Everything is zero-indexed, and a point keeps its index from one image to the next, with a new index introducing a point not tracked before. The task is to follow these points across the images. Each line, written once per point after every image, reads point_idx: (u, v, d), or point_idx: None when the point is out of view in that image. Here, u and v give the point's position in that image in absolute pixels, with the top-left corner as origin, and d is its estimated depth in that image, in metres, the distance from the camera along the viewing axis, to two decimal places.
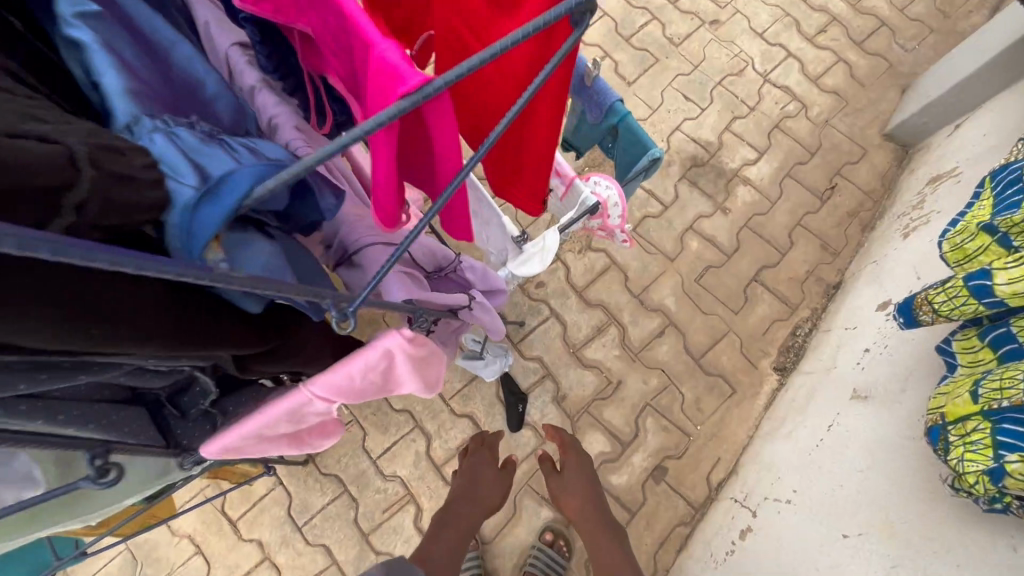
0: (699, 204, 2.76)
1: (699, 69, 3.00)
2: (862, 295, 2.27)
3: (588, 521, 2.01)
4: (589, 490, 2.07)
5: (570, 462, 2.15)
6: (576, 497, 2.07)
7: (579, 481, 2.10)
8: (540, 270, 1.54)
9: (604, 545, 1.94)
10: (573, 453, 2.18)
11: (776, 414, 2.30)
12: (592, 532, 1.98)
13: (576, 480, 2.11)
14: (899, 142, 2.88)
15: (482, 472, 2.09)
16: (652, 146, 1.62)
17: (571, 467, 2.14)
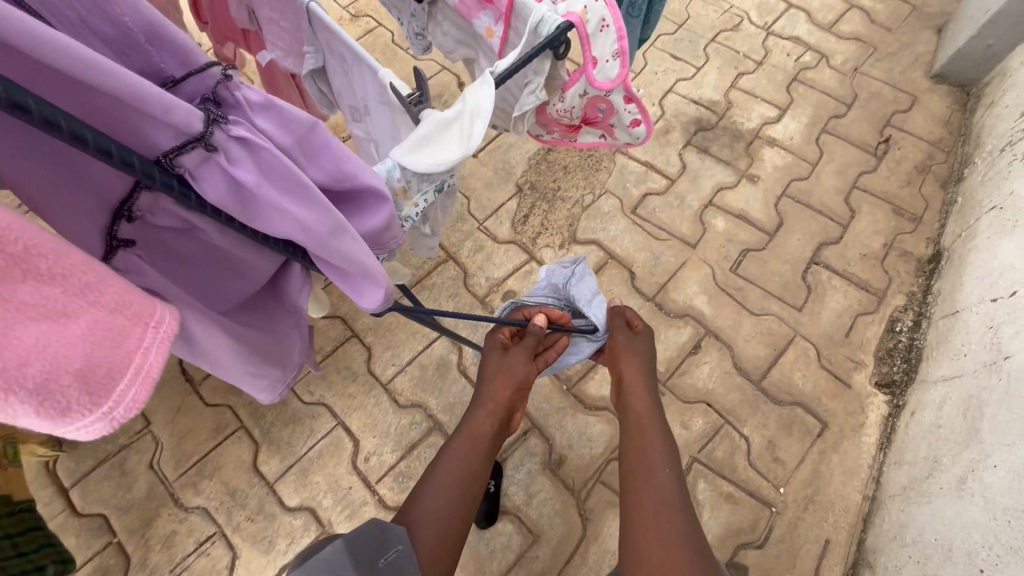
0: (716, 173, 2.03)
1: (684, 28, 2.40)
2: (1001, 251, 1.48)
3: (647, 470, 0.92)
4: (652, 426, 0.98)
5: (636, 373, 1.05)
6: (640, 423, 0.99)
7: (644, 406, 1.01)
8: (459, 157, 0.72)
9: (660, 507, 0.87)
10: (648, 361, 1.07)
11: (910, 454, 1.41)
12: (648, 484, 0.90)
13: (641, 402, 1.02)
14: (954, 82, 2.23)
15: (486, 368, 1.04)
16: None
17: (639, 380, 1.04)
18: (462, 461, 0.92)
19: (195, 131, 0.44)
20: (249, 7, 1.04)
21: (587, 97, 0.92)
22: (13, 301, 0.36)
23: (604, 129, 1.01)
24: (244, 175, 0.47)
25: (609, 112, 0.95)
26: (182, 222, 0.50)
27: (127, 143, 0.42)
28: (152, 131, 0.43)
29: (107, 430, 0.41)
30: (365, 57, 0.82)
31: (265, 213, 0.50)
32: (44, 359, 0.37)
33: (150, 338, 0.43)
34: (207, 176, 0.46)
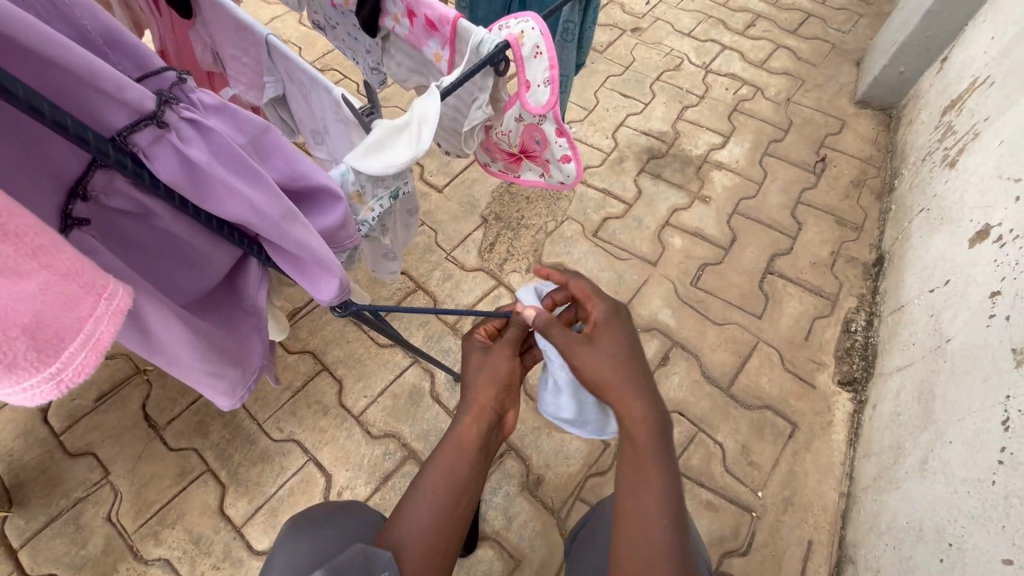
0: (670, 196, 2.14)
1: (631, 69, 2.60)
2: (933, 246, 1.59)
3: (640, 508, 0.75)
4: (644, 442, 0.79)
5: (622, 388, 0.82)
6: (633, 460, 0.79)
7: (639, 426, 0.80)
8: (408, 160, 0.77)
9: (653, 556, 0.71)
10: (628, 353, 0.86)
11: (876, 444, 1.44)
12: (635, 529, 0.74)
13: (634, 426, 0.80)
14: (877, 106, 2.45)
15: (472, 369, 0.97)
16: None
17: (624, 393, 0.81)
18: (447, 473, 0.85)
19: (149, 110, 0.49)
20: (214, 50, 1.11)
21: (522, 122, 0.99)
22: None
23: (542, 166, 1.07)
24: (195, 154, 0.51)
25: (544, 145, 1.01)
26: (136, 205, 0.54)
27: (83, 119, 0.46)
28: (108, 111, 0.47)
29: (55, 394, 0.42)
30: (318, 79, 0.89)
31: (219, 192, 0.54)
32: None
33: (100, 308, 0.44)
34: (159, 154, 0.50)
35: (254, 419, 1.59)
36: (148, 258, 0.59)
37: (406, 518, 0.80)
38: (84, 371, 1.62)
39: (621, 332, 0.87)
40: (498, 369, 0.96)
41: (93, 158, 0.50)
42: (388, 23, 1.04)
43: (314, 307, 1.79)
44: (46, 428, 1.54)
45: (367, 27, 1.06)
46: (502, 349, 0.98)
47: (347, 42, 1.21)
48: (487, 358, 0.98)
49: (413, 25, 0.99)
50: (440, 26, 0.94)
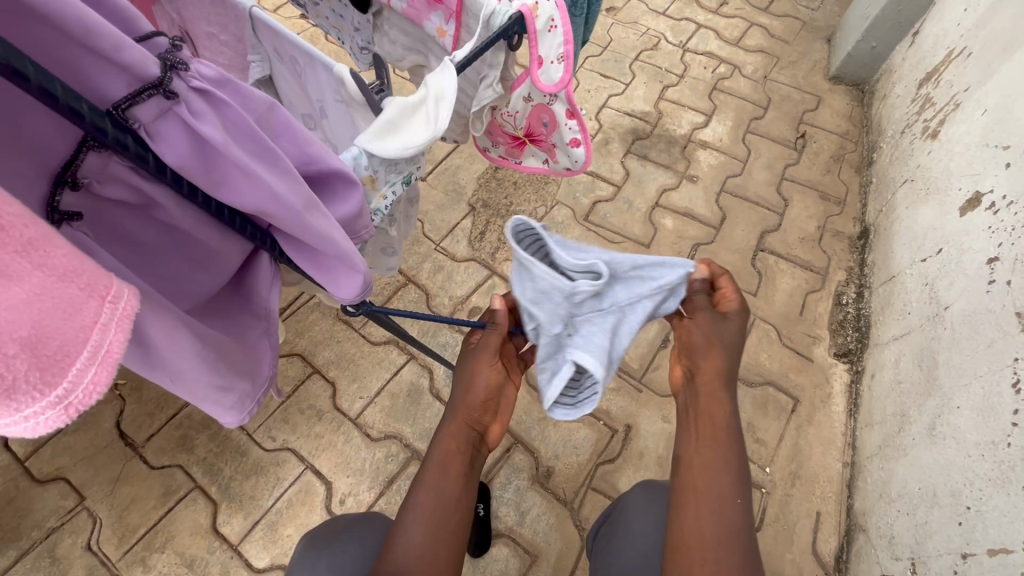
0: (658, 176, 2.12)
1: (609, 49, 2.55)
2: (921, 216, 1.62)
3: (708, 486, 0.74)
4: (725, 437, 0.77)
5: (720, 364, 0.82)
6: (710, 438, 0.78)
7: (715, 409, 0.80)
8: (426, 140, 0.70)
9: (714, 529, 0.71)
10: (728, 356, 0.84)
11: (878, 413, 1.47)
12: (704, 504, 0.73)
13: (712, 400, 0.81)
14: (850, 82, 2.48)
15: (460, 378, 0.89)
16: None
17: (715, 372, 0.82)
18: (437, 491, 0.79)
19: (154, 78, 0.43)
20: (182, 27, 0.98)
21: (531, 103, 0.93)
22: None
23: (547, 151, 1.01)
24: (207, 129, 0.45)
25: (552, 128, 0.95)
26: (135, 194, 0.48)
27: (76, 87, 0.41)
28: (102, 77, 0.41)
29: (63, 421, 0.35)
30: (311, 53, 0.83)
31: (233, 174, 0.48)
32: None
33: (107, 313, 0.36)
34: (165, 131, 0.44)
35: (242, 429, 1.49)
36: (148, 256, 0.52)
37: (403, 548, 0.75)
38: None
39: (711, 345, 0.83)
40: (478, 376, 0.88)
41: (86, 136, 0.43)
42: None
43: (298, 307, 1.69)
44: (9, 454, 1.40)
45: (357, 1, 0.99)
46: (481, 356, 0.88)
47: (331, 20, 1.14)
48: (469, 363, 0.90)
49: None
50: None
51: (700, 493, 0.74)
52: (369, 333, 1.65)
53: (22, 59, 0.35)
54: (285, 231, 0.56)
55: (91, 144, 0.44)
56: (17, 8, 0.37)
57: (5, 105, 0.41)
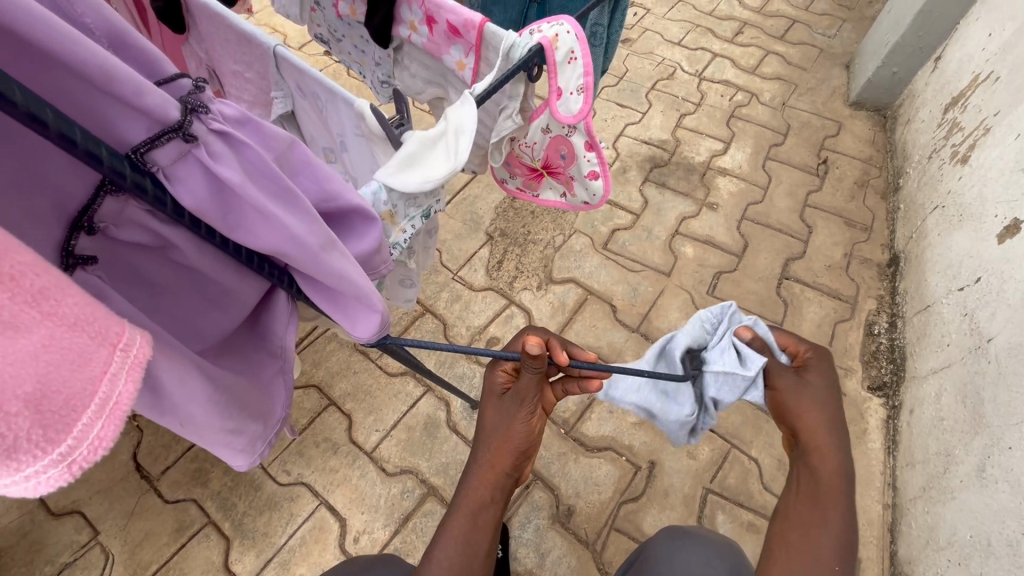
0: (677, 204, 2.10)
1: (625, 79, 2.58)
2: (955, 243, 1.56)
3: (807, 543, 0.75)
4: (830, 509, 0.77)
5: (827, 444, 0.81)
6: (814, 492, 0.79)
7: (820, 476, 0.80)
8: (446, 174, 0.69)
9: None
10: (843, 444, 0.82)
11: (920, 452, 1.39)
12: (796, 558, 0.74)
13: (818, 457, 0.81)
14: (871, 108, 2.46)
15: (492, 421, 0.86)
16: None
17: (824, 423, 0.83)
18: (465, 545, 0.76)
19: (173, 121, 0.42)
20: (209, 66, 1.06)
21: (549, 134, 0.92)
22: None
23: (564, 184, 1.00)
24: (224, 171, 0.45)
25: (570, 160, 0.94)
26: (151, 236, 0.47)
27: (97, 133, 0.41)
28: (125, 122, 0.41)
29: (67, 479, 0.33)
30: (331, 87, 0.84)
31: (250, 217, 0.47)
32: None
33: (118, 361, 0.35)
34: (183, 174, 0.44)
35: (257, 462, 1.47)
36: (163, 297, 0.51)
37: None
38: None
39: (830, 361, 0.89)
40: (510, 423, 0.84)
41: (103, 180, 0.43)
42: (404, 32, 0.99)
43: (316, 337, 1.68)
44: None
45: (379, 37, 1.01)
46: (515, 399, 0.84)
47: (352, 55, 1.19)
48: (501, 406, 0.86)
49: (433, 32, 0.94)
50: (464, 33, 0.89)
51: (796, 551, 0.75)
52: (385, 364, 1.63)
53: (39, 107, 0.35)
54: (303, 271, 0.55)
55: (110, 188, 0.44)
56: (45, 58, 0.37)
57: (22, 145, 0.41)
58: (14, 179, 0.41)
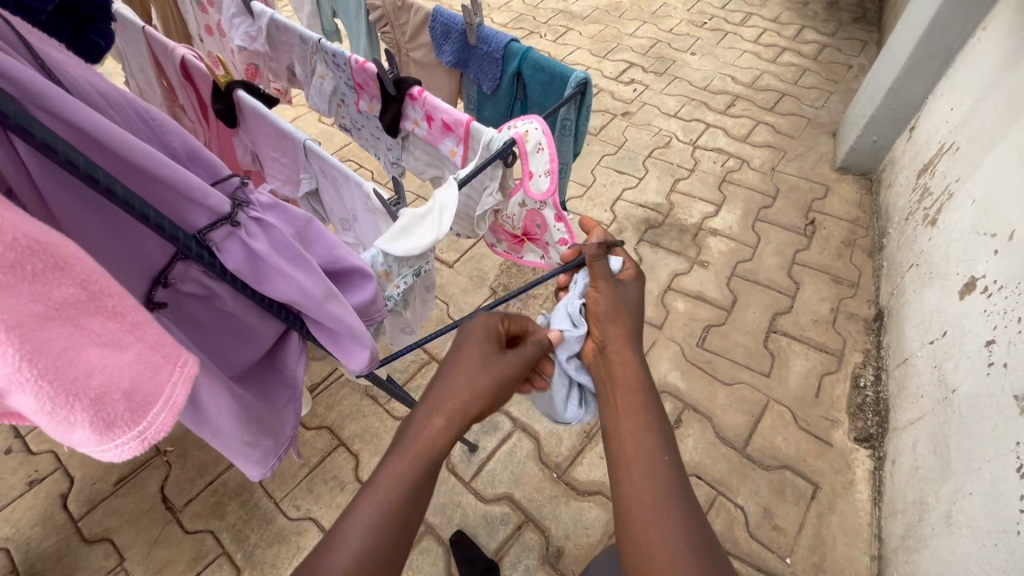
0: (670, 261, 2.25)
1: (623, 148, 2.81)
2: (926, 299, 1.65)
3: (640, 448, 0.78)
4: (635, 404, 0.83)
5: (624, 339, 0.89)
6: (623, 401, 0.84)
7: (622, 381, 0.86)
8: (431, 241, 0.87)
9: (648, 485, 0.74)
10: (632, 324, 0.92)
11: (900, 502, 1.42)
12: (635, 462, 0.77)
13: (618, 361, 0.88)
14: (857, 172, 2.61)
15: (452, 357, 0.83)
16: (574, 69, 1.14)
17: (624, 334, 0.89)
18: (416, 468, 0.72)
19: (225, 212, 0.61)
20: (253, 152, 1.31)
21: (525, 207, 1.10)
22: (85, 330, 0.44)
23: (543, 248, 1.14)
24: (257, 245, 0.63)
25: (544, 229, 1.10)
26: (204, 290, 0.65)
27: (174, 220, 0.59)
28: (194, 213, 0.60)
29: (140, 450, 0.48)
30: (346, 171, 1.06)
31: (273, 277, 0.65)
32: (100, 383, 0.44)
33: (178, 372, 0.50)
34: (229, 248, 0.62)
35: (271, 497, 1.59)
36: (207, 337, 0.68)
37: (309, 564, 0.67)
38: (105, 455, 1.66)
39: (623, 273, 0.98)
40: (492, 378, 0.80)
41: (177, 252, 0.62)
42: (409, 125, 1.21)
43: (331, 381, 1.84)
44: (64, 513, 1.55)
45: (390, 129, 1.24)
46: (474, 344, 0.83)
47: (369, 141, 1.42)
48: (461, 343, 0.84)
49: (431, 127, 1.16)
50: (454, 128, 1.10)
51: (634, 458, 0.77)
52: (392, 408, 1.77)
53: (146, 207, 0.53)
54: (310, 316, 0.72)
55: (182, 257, 0.62)
56: (147, 174, 0.55)
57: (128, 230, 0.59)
58: (120, 252, 0.59)
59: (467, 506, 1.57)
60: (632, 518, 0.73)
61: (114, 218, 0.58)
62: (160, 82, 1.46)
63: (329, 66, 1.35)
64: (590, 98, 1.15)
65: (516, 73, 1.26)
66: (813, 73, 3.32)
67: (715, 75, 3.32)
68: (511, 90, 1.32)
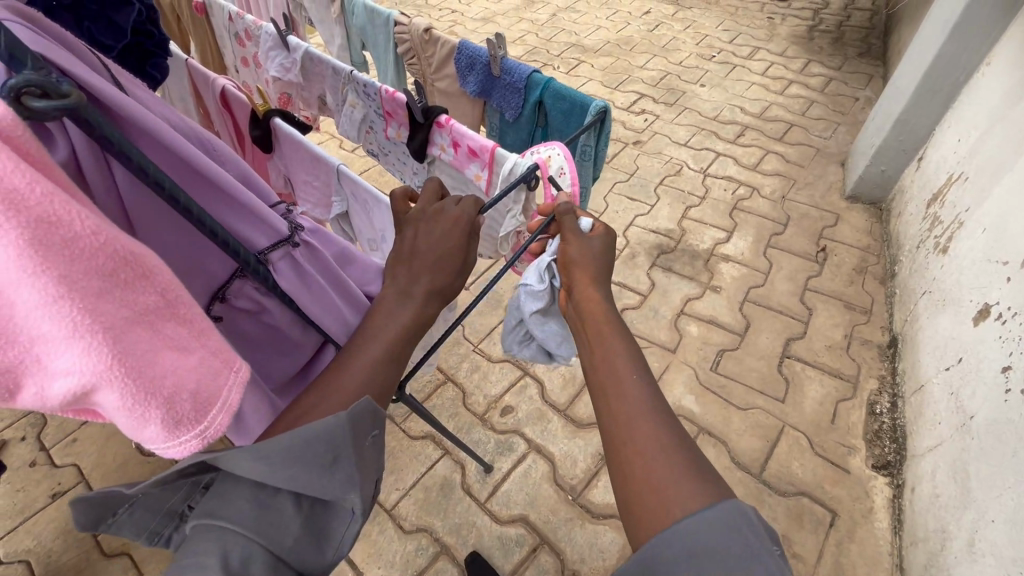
0: (682, 286, 2.28)
1: (635, 176, 2.88)
2: (941, 325, 1.66)
3: (615, 382, 0.77)
4: (614, 338, 0.83)
5: (590, 278, 0.91)
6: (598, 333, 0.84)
7: (598, 317, 0.86)
8: None
9: (628, 415, 0.73)
10: (603, 263, 0.95)
11: (921, 530, 1.41)
12: (615, 396, 0.76)
13: (588, 300, 0.89)
14: (867, 201, 2.65)
15: (422, 245, 0.83)
16: (593, 98, 1.20)
17: (589, 279, 0.91)
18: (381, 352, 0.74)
19: (285, 235, 0.69)
20: (285, 175, 1.37)
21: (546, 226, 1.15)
22: (162, 334, 0.47)
23: None
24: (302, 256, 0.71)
25: None
26: (255, 303, 0.70)
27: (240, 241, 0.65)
28: (257, 236, 0.66)
29: (199, 446, 0.50)
30: (374, 193, 1.12)
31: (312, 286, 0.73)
32: (173, 384, 0.47)
33: (234, 377, 0.53)
34: (283, 268, 0.69)
35: None
36: (251, 348, 0.72)
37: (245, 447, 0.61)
38: (126, 470, 1.68)
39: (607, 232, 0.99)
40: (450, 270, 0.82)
41: (238, 270, 0.67)
42: (435, 151, 1.28)
43: None
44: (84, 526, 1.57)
45: (417, 154, 1.30)
46: (448, 227, 0.83)
47: (396, 165, 1.49)
48: (433, 227, 0.84)
49: (457, 152, 1.22)
50: (480, 154, 1.16)
51: (615, 391, 0.76)
52: (408, 427, 1.79)
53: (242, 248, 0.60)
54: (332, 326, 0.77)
55: (240, 274, 0.68)
56: (215, 190, 0.62)
57: (199, 250, 0.64)
58: (186, 269, 0.64)
59: (482, 527, 1.58)
60: (622, 446, 0.71)
61: (184, 238, 0.63)
62: (200, 110, 1.55)
63: (359, 95, 1.42)
64: (609, 124, 1.21)
65: (538, 101, 1.33)
66: (820, 105, 3.41)
67: (724, 106, 3.41)
68: (532, 117, 1.38)
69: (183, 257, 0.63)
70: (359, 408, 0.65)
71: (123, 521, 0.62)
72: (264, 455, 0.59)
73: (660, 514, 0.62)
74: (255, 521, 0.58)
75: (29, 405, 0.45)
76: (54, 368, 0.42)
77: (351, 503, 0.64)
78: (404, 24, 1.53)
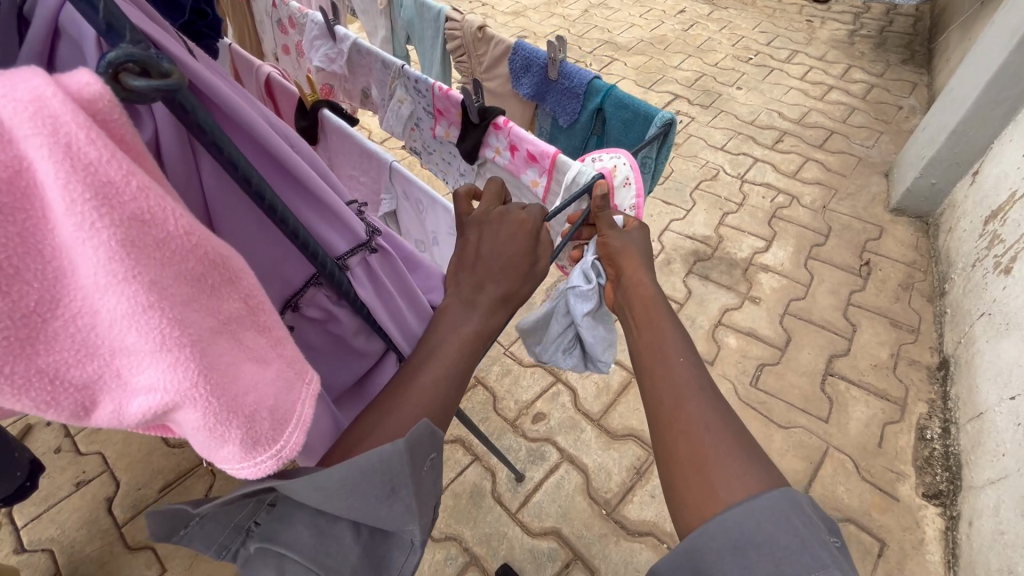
0: (720, 296, 2.20)
1: (671, 179, 2.80)
2: (1004, 351, 1.58)
3: (662, 362, 0.72)
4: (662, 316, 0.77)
5: (637, 262, 0.85)
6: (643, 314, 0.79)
7: (642, 297, 0.80)
8: None
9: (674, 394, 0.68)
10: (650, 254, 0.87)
11: (981, 569, 1.33)
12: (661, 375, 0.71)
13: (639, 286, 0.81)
14: (913, 215, 2.55)
15: (487, 248, 0.76)
16: (658, 110, 1.13)
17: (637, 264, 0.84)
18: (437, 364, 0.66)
19: (364, 239, 0.66)
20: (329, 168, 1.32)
21: None
22: (241, 343, 0.42)
23: None
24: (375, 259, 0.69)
25: None
26: (325, 312, 0.66)
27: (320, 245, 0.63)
28: (337, 240, 0.64)
29: (275, 468, 0.44)
30: (428, 196, 1.06)
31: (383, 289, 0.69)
32: (254, 399, 0.41)
33: (309, 390, 0.47)
34: (360, 274, 0.66)
35: None
36: (315, 356, 0.68)
37: (305, 469, 0.54)
38: (152, 462, 1.65)
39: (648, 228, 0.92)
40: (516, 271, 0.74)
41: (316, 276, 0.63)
42: (489, 153, 1.21)
43: None
44: (109, 518, 1.54)
45: (468, 155, 1.25)
46: (513, 231, 0.76)
47: (441, 164, 1.45)
48: (498, 229, 0.77)
49: (514, 156, 1.16)
50: (540, 159, 1.10)
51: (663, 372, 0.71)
52: None
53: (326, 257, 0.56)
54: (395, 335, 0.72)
55: (316, 281, 0.63)
56: (294, 183, 0.60)
57: (277, 253, 0.61)
58: (261, 272, 0.61)
59: (514, 539, 1.52)
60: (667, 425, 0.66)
61: (265, 235, 0.59)
62: None
63: (408, 91, 1.36)
64: (674, 136, 1.14)
65: (597, 109, 1.26)
66: (862, 112, 3.29)
67: (761, 110, 3.31)
68: (588, 124, 1.32)
69: (260, 259, 0.60)
70: (417, 432, 0.55)
71: (194, 534, 0.52)
72: (319, 487, 0.51)
73: (703, 498, 0.58)
74: (314, 548, 0.52)
75: (100, 425, 0.39)
76: (132, 380, 0.37)
77: (410, 534, 0.55)
78: (456, 20, 1.47)
